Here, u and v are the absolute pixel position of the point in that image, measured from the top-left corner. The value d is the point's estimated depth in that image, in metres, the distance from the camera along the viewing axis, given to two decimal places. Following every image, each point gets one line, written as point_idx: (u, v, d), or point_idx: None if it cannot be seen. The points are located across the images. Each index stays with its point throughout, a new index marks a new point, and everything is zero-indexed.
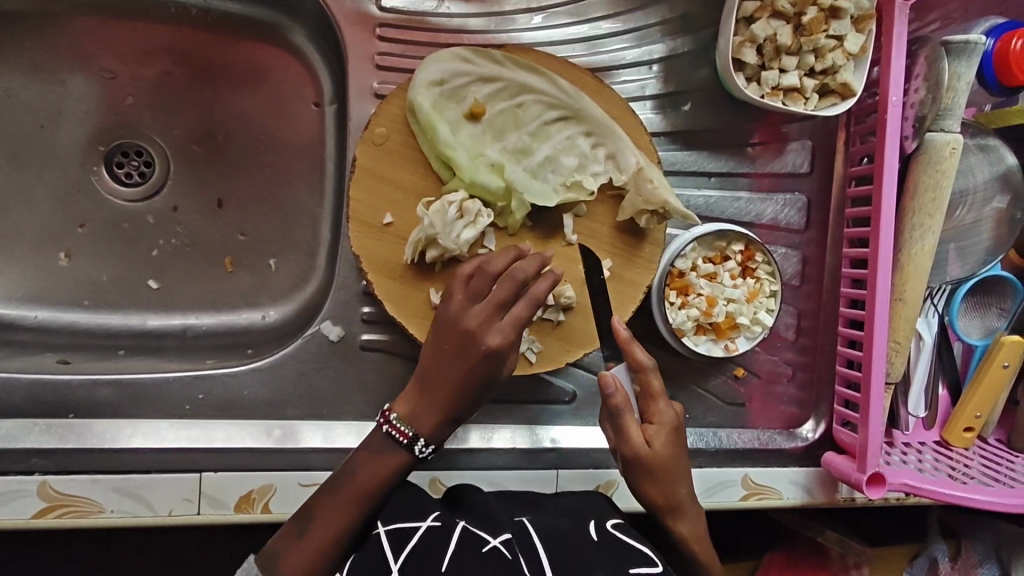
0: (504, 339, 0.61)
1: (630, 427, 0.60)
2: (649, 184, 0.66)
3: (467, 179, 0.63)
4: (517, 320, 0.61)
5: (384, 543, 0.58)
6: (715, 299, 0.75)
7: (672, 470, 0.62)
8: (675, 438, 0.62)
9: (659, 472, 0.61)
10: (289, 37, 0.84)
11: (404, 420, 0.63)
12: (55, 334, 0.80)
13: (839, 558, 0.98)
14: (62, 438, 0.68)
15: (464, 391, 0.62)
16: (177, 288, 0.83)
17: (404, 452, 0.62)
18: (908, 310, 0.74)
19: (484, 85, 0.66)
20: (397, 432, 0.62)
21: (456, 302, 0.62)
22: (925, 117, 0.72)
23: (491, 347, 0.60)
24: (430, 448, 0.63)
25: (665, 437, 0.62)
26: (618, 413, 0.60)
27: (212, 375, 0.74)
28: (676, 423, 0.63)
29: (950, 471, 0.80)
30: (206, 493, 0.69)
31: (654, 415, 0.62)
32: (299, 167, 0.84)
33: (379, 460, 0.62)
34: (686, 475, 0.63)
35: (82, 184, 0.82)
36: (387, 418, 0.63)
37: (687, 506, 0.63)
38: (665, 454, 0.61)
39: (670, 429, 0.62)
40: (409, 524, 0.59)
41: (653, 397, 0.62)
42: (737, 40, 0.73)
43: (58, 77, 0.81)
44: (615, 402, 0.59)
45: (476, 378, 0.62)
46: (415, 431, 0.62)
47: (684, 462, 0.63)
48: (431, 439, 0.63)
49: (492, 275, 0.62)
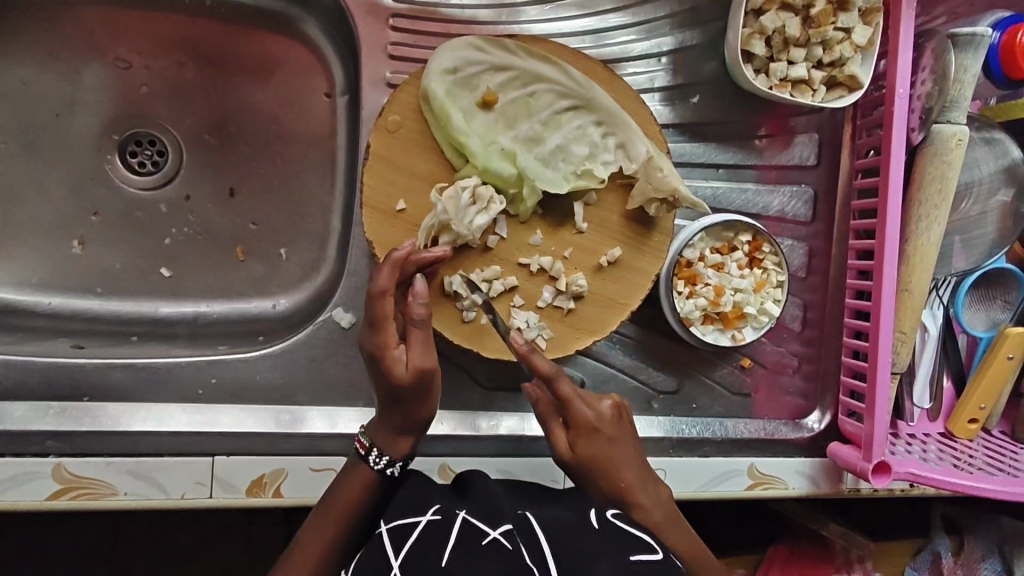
0: (375, 345, 0.60)
1: (555, 433, 0.65)
2: (659, 172, 0.66)
3: (480, 166, 0.64)
4: (382, 322, 0.59)
5: (386, 539, 0.58)
6: (722, 288, 0.75)
7: (607, 467, 0.63)
8: (603, 432, 0.64)
9: (591, 472, 0.64)
10: (301, 28, 0.85)
11: (364, 433, 0.65)
12: (68, 320, 0.80)
13: (843, 551, 0.99)
14: (77, 421, 0.68)
15: (382, 404, 0.62)
16: (189, 276, 0.84)
17: (365, 466, 0.64)
18: (914, 300, 0.74)
19: (497, 74, 0.67)
20: (359, 444, 0.65)
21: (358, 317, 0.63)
22: (931, 109, 0.73)
23: (369, 353, 0.60)
24: (384, 458, 0.63)
25: (590, 437, 0.64)
26: (542, 417, 0.65)
27: (225, 359, 0.74)
28: (605, 421, 0.64)
29: (955, 461, 0.80)
30: (218, 477, 0.69)
31: (576, 418, 0.64)
32: (310, 158, 0.85)
33: (361, 469, 0.64)
34: (628, 468, 0.64)
35: (96, 172, 0.83)
36: (357, 434, 0.66)
37: (640, 498, 0.64)
38: (590, 454, 0.63)
39: (591, 428, 0.64)
40: (410, 520, 0.59)
41: (568, 403, 0.63)
42: (747, 32, 0.73)
43: (74, 65, 0.82)
44: (540, 411, 0.65)
45: (378, 387, 0.61)
46: (370, 442, 0.64)
47: (621, 455, 0.64)
48: (386, 451, 0.63)
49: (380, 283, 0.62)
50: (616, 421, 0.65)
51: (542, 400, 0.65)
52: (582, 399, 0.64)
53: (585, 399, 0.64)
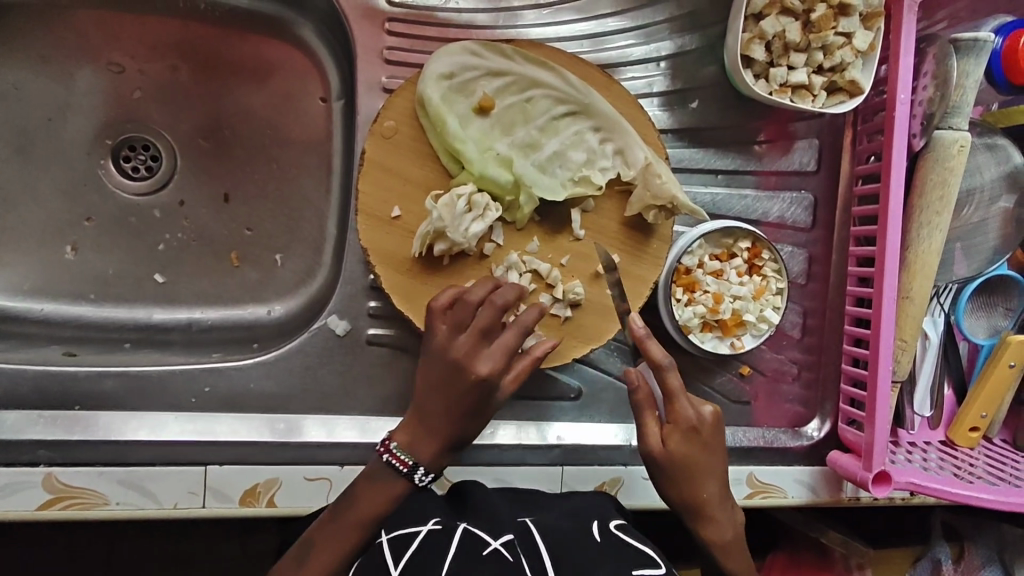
0: (492, 367, 0.61)
1: (647, 424, 0.62)
2: (657, 178, 0.65)
3: (476, 172, 0.63)
4: (505, 347, 0.61)
5: (387, 549, 0.58)
6: (722, 296, 0.75)
7: (695, 470, 0.62)
8: (697, 438, 0.62)
9: (676, 471, 0.61)
10: (296, 32, 0.84)
11: (403, 449, 0.62)
12: (60, 327, 0.80)
13: (842, 559, 0.99)
14: (67, 430, 0.67)
15: (455, 421, 0.62)
16: (183, 282, 0.83)
17: (405, 480, 0.62)
18: (915, 308, 0.74)
19: (493, 79, 0.66)
20: (398, 461, 0.62)
21: (440, 331, 0.62)
22: (933, 115, 0.72)
23: (479, 374, 0.60)
24: (430, 475, 0.62)
25: (686, 437, 0.61)
26: (638, 406, 0.62)
27: (217, 367, 0.74)
28: (702, 426, 0.62)
29: (956, 471, 0.80)
30: (211, 486, 0.68)
31: (677, 416, 0.61)
32: (305, 162, 0.84)
33: (381, 486, 0.62)
34: (714, 476, 0.62)
35: (88, 178, 0.82)
36: (387, 448, 0.62)
37: (716, 511, 0.62)
38: (681, 454, 0.61)
39: (692, 429, 0.61)
40: (411, 528, 0.59)
41: (675, 399, 0.61)
42: (747, 36, 0.73)
43: (66, 70, 0.81)
44: (635, 399, 0.61)
45: (465, 406, 0.61)
46: (415, 459, 0.62)
47: (712, 462, 0.62)
48: (430, 468, 0.62)
49: (474, 304, 0.62)
50: (715, 428, 0.63)
51: (641, 389, 0.61)
52: (686, 398, 0.62)
53: (689, 399, 0.62)
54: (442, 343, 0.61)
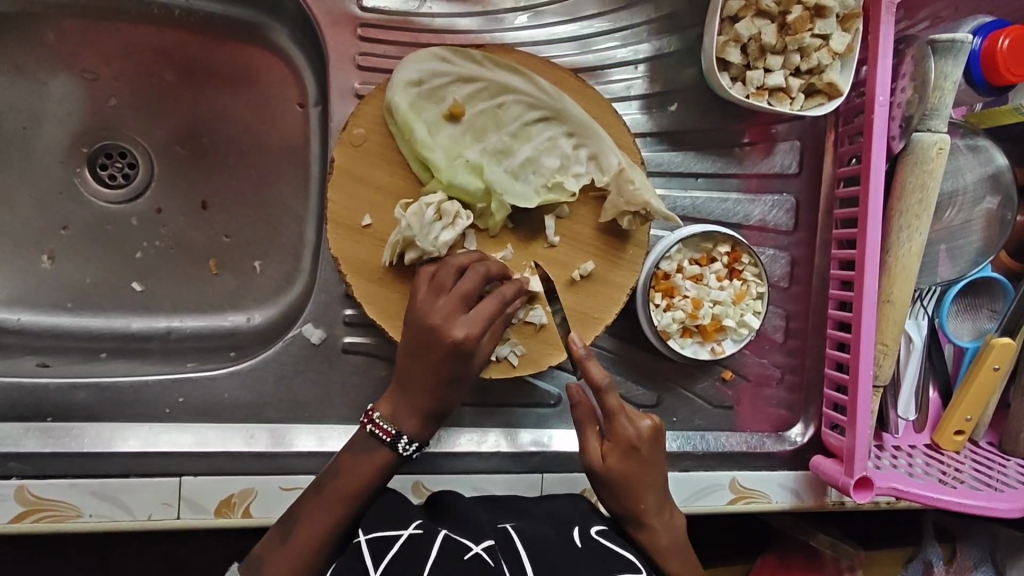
0: (468, 333, 0.59)
1: (589, 440, 0.63)
2: (630, 185, 0.65)
3: (445, 180, 0.62)
4: (484, 315, 0.60)
5: (365, 549, 0.57)
6: (701, 300, 0.74)
7: (632, 484, 0.62)
8: (637, 452, 0.62)
9: (614, 484, 0.62)
10: (271, 37, 0.83)
11: (386, 418, 0.62)
12: (37, 336, 0.79)
13: (833, 562, 0.97)
14: (39, 442, 0.67)
15: (433, 386, 0.60)
16: (160, 290, 0.83)
17: (388, 450, 0.62)
18: (896, 312, 0.73)
19: (463, 85, 0.65)
20: (381, 430, 0.62)
21: (420, 296, 0.60)
22: (911, 117, 0.71)
23: (455, 340, 0.59)
24: (414, 445, 0.62)
25: (623, 452, 0.62)
26: (580, 421, 0.63)
27: (193, 377, 0.73)
28: (641, 441, 0.62)
29: (941, 476, 0.79)
30: (186, 497, 0.68)
31: (615, 431, 0.62)
32: (282, 167, 0.84)
33: (363, 460, 0.62)
34: (652, 490, 0.62)
35: (64, 186, 0.82)
36: (371, 418, 0.62)
37: (654, 522, 0.62)
38: (618, 469, 0.62)
39: (630, 445, 0.62)
40: (391, 532, 0.58)
41: (612, 415, 0.61)
42: (722, 40, 0.72)
43: (41, 78, 0.81)
44: (577, 413, 0.63)
45: (443, 374, 0.60)
46: (398, 429, 0.62)
47: (650, 477, 0.62)
48: (414, 437, 0.62)
49: (455, 268, 0.61)
50: (654, 442, 0.63)
51: (582, 404, 0.63)
52: (625, 415, 0.62)
53: (628, 415, 0.62)
54: (421, 306, 0.60)
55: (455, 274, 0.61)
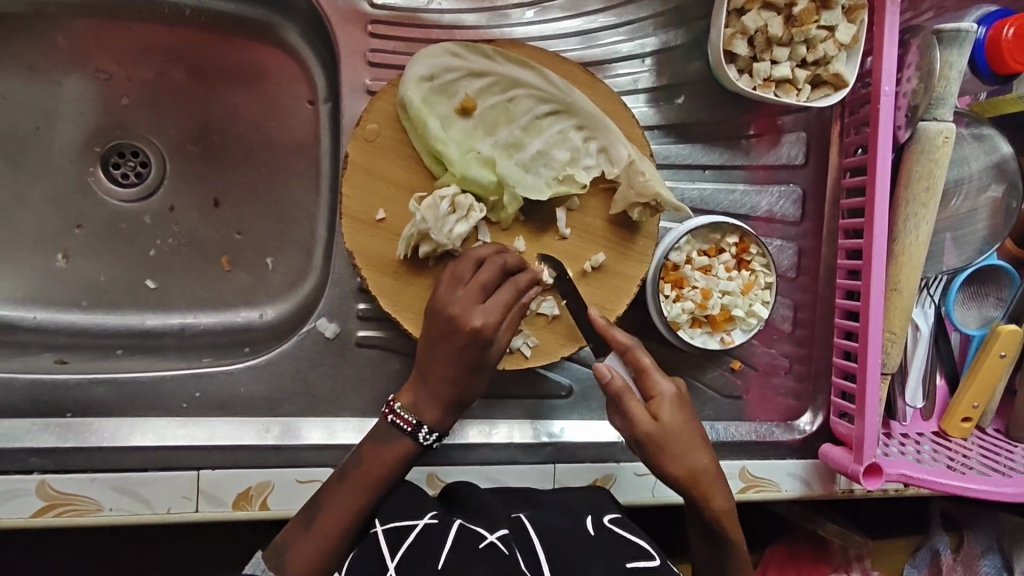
0: (486, 321, 0.60)
1: (614, 415, 0.63)
2: (641, 176, 0.66)
3: (458, 173, 0.63)
4: (500, 304, 0.60)
5: (382, 542, 0.58)
6: (710, 291, 0.75)
7: (685, 442, 0.61)
8: (662, 420, 0.61)
9: (670, 446, 0.61)
10: (281, 35, 0.84)
11: (407, 408, 0.63)
12: (53, 334, 0.80)
13: (841, 551, 0.99)
14: (59, 437, 0.68)
15: (456, 374, 0.61)
16: (174, 287, 0.83)
17: (410, 439, 0.63)
18: (904, 300, 0.74)
19: (475, 80, 0.66)
20: (401, 420, 0.63)
21: (441, 287, 0.61)
22: (917, 107, 0.72)
23: (473, 327, 0.60)
24: (434, 435, 0.63)
25: (650, 424, 0.61)
26: (608, 398, 0.63)
27: (208, 372, 0.74)
28: (664, 410, 0.61)
29: (949, 462, 0.80)
30: (204, 491, 0.69)
31: (653, 392, 0.62)
32: (293, 164, 0.85)
33: (384, 449, 0.63)
34: (687, 459, 0.61)
35: (78, 185, 0.83)
36: (391, 408, 0.63)
37: (711, 482, 0.63)
38: (671, 428, 0.61)
39: (670, 402, 0.62)
40: (406, 522, 0.59)
41: (650, 374, 0.61)
42: (729, 32, 0.73)
43: (54, 78, 0.82)
44: (603, 394, 0.63)
45: (464, 363, 0.61)
46: (419, 419, 0.63)
47: (694, 433, 0.62)
48: (433, 427, 0.63)
49: (474, 261, 0.62)
50: (678, 409, 0.62)
51: (610, 380, 0.63)
52: (645, 385, 0.62)
53: (648, 384, 0.62)
54: (441, 298, 0.61)
55: (473, 266, 0.62)
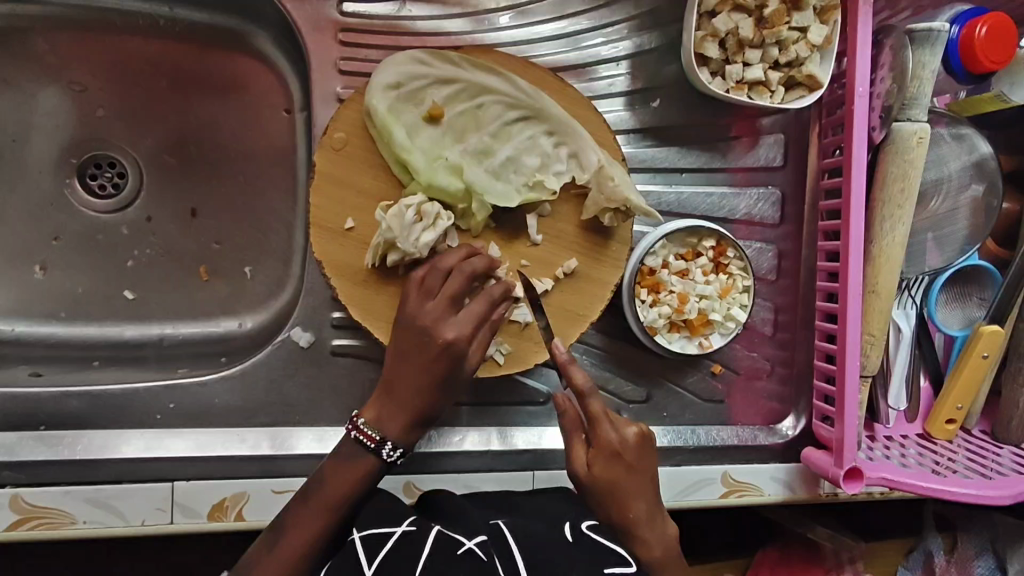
0: (459, 334, 0.61)
1: (576, 449, 0.63)
2: (610, 181, 0.65)
3: (425, 182, 0.63)
4: (473, 315, 0.62)
5: (359, 548, 0.57)
6: (687, 296, 0.74)
7: (618, 492, 0.61)
8: (621, 460, 0.61)
9: (600, 494, 0.61)
10: (255, 44, 0.84)
11: (371, 424, 0.62)
12: (31, 347, 0.80)
13: (833, 554, 0.97)
14: (32, 451, 0.68)
15: (425, 387, 0.62)
16: (152, 298, 0.83)
17: (374, 456, 0.62)
18: (882, 302, 0.73)
19: (442, 87, 0.66)
20: (365, 436, 0.62)
21: (410, 299, 0.62)
22: (890, 108, 0.71)
23: (446, 340, 0.61)
24: (399, 451, 0.62)
25: (608, 461, 0.61)
26: (569, 431, 0.63)
27: (183, 383, 0.74)
28: (625, 447, 0.62)
29: (934, 466, 0.79)
30: (179, 502, 0.68)
31: (600, 438, 0.62)
32: (270, 172, 0.85)
33: (350, 466, 0.62)
34: (641, 499, 0.62)
35: (55, 197, 0.83)
36: (355, 424, 0.63)
37: (645, 532, 0.61)
38: (603, 478, 0.61)
39: (613, 451, 0.61)
40: (384, 529, 0.58)
41: (595, 422, 0.61)
42: (700, 34, 0.72)
43: (28, 90, 0.82)
44: (564, 423, 0.63)
45: (434, 375, 0.61)
46: (383, 435, 0.62)
47: (637, 484, 0.62)
48: (398, 443, 0.62)
49: (444, 271, 0.62)
50: (639, 450, 0.62)
51: (569, 412, 0.63)
52: (609, 421, 0.62)
53: (612, 421, 0.62)
54: (412, 310, 0.62)
55: (443, 278, 0.62)
